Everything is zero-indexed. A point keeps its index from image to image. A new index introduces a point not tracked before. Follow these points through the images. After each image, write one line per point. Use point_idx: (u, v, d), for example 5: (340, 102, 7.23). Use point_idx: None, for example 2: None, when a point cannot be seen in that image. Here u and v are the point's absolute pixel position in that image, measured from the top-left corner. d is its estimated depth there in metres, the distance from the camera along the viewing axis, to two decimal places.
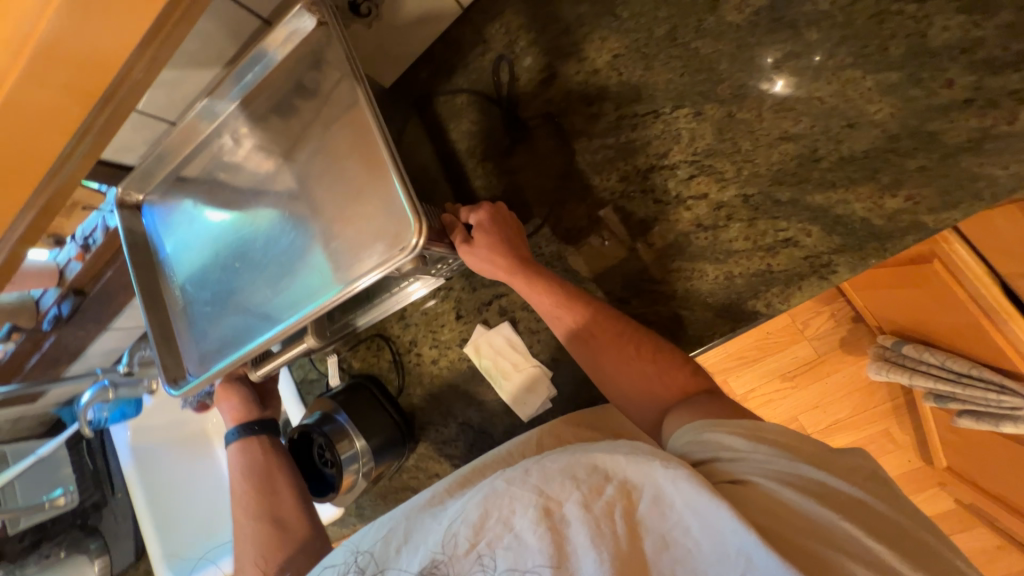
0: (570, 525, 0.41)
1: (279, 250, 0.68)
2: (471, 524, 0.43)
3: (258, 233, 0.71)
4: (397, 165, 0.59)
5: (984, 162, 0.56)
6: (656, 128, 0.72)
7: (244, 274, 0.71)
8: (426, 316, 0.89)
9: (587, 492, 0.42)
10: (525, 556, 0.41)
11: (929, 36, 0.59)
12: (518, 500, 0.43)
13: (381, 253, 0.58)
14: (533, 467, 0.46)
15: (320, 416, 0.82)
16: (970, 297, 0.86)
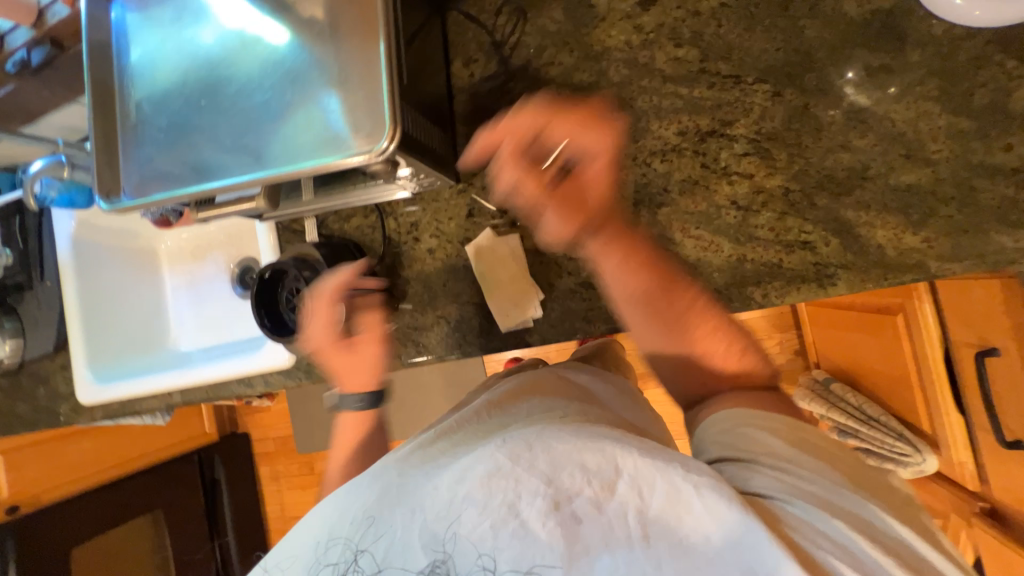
0: (581, 521, 0.44)
1: (251, 101, 0.67)
2: (479, 503, 0.47)
3: (235, 74, 0.69)
4: (392, 69, 0.60)
5: (1002, 230, 0.60)
6: (732, 94, 0.70)
7: (209, 113, 0.69)
8: (435, 204, 0.86)
9: (598, 488, 0.46)
10: (535, 543, 0.44)
11: (1013, 96, 0.60)
12: (526, 488, 0.47)
13: (348, 146, 0.60)
14: (542, 452, 0.49)
15: (298, 259, 0.80)
16: (913, 352, 0.96)
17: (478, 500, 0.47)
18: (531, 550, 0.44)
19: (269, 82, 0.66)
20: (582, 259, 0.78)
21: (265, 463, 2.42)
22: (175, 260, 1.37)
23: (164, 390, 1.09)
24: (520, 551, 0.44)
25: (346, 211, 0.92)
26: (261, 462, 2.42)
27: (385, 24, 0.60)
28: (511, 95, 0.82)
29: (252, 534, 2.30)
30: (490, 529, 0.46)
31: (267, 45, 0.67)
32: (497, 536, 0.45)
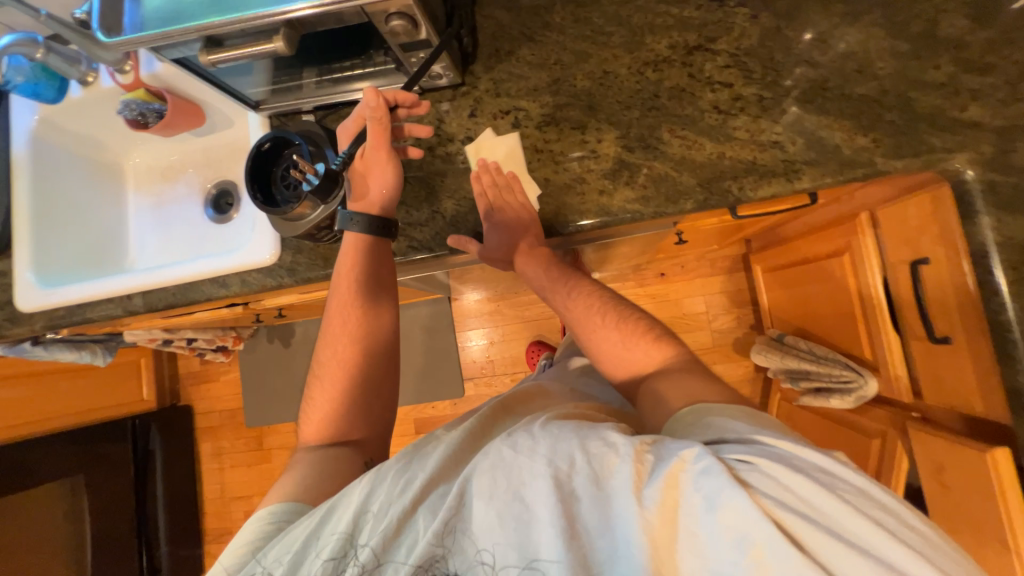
0: (580, 499, 0.49)
1: None
2: (485, 490, 0.51)
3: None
4: None
5: (933, 133, 0.72)
6: (716, 15, 0.80)
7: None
8: (438, 105, 0.89)
9: (595, 471, 0.50)
10: (537, 523, 0.49)
11: (939, 26, 0.73)
12: (529, 472, 0.51)
13: None
14: (542, 442, 0.53)
15: (301, 133, 0.80)
16: (856, 286, 1.07)
17: (485, 490, 0.51)
18: (536, 534, 0.49)
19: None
20: (577, 158, 0.83)
21: (208, 438, 2.23)
22: (144, 180, 1.30)
23: (125, 292, 1.01)
24: (528, 536, 0.49)
25: (347, 108, 0.93)
26: (204, 437, 2.24)
27: None
28: (518, 9, 0.88)
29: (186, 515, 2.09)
30: (501, 517, 0.50)
31: None
32: (506, 523, 0.50)
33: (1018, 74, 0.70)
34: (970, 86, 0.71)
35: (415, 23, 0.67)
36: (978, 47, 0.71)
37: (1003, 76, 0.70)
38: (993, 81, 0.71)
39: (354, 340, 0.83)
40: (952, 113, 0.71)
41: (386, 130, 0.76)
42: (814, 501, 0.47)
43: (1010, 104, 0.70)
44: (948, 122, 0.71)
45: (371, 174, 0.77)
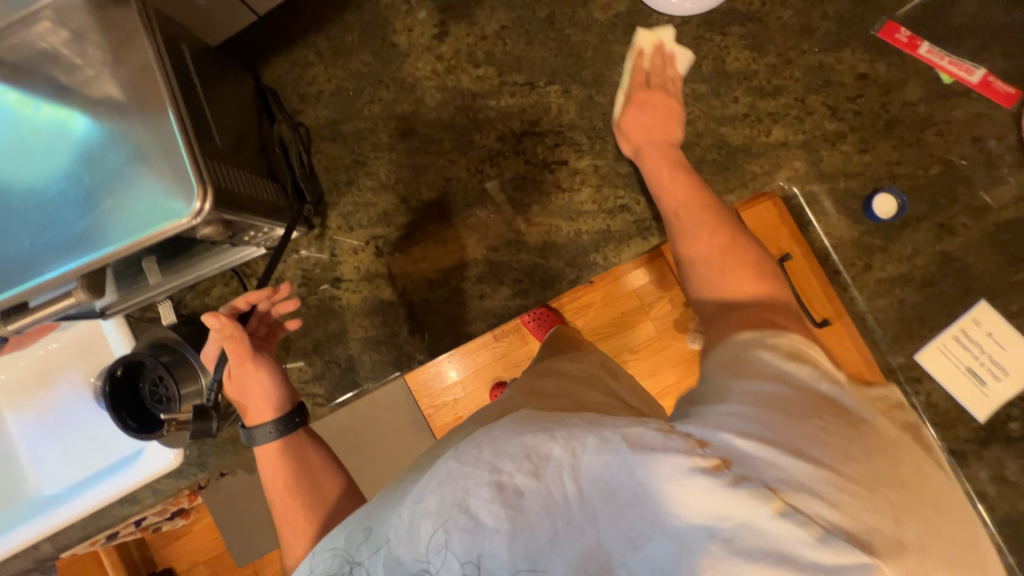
0: (524, 495, 0.40)
1: (37, 196, 0.60)
2: (432, 514, 0.42)
3: (14, 170, 0.61)
4: (188, 138, 0.59)
5: (751, 161, 0.77)
6: (531, 98, 0.81)
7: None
8: (297, 255, 0.86)
9: (535, 461, 0.41)
10: (482, 537, 0.40)
11: (727, 62, 0.77)
12: (470, 480, 0.42)
13: (156, 216, 0.58)
14: (484, 441, 0.43)
15: (154, 346, 0.76)
16: None
17: (434, 509, 0.42)
18: (482, 545, 0.40)
19: (56, 162, 0.60)
20: (449, 270, 0.83)
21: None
22: (20, 398, 1.17)
23: (27, 544, 0.92)
24: (472, 549, 0.40)
25: (203, 284, 0.88)
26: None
27: (168, 96, 0.59)
28: (342, 137, 0.86)
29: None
30: (445, 533, 0.41)
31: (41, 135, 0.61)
32: (451, 537, 0.41)
33: (804, 89, 0.76)
34: (769, 111, 0.76)
35: (227, 221, 0.64)
36: (764, 74, 0.77)
37: (792, 93, 0.76)
38: (785, 101, 0.76)
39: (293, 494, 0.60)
40: (761, 139, 0.76)
41: (245, 340, 0.65)
42: (778, 420, 0.40)
43: (805, 118, 0.76)
44: (761, 148, 0.76)
45: (249, 387, 0.66)
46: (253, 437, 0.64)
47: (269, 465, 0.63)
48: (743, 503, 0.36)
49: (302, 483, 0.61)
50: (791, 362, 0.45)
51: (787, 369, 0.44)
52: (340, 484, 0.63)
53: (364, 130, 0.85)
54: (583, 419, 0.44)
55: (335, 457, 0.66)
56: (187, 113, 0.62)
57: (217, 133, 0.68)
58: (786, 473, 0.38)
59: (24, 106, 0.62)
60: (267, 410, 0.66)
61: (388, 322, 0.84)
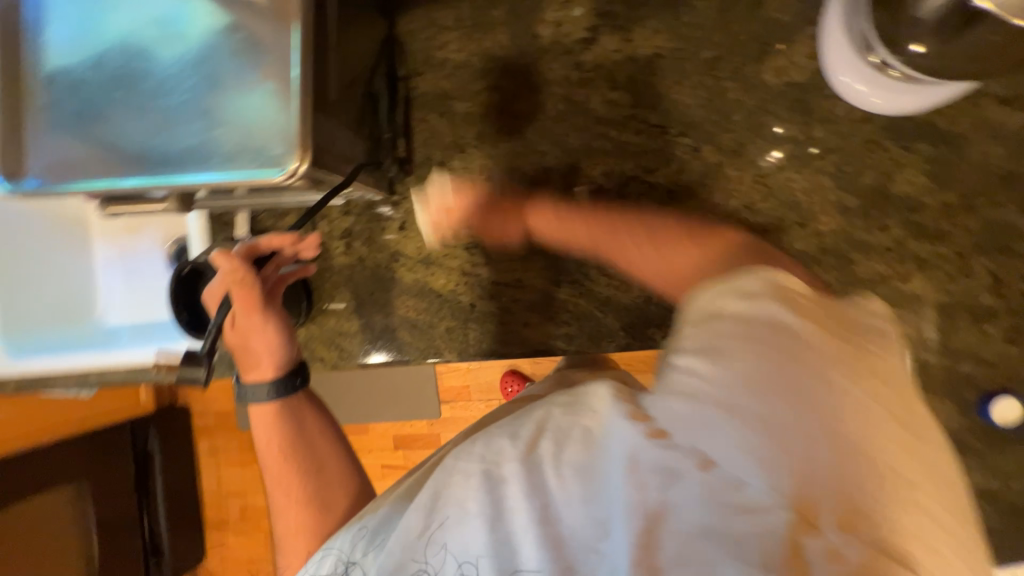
0: (507, 484, 0.43)
1: (170, 100, 0.63)
2: (426, 506, 0.47)
3: (159, 68, 0.64)
4: (305, 94, 0.58)
5: (871, 301, 0.67)
6: (656, 143, 0.74)
7: (120, 103, 0.64)
8: (369, 213, 0.86)
9: (524, 448, 0.44)
10: (471, 527, 0.43)
11: (893, 182, 0.66)
12: (464, 473, 0.46)
13: (260, 162, 0.60)
14: (480, 438, 0.48)
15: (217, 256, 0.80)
16: None
17: (427, 507, 0.47)
18: (469, 532, 0.43)
19: (192, 72, 0.63)
20: (505, 285, 0.81)
21: (202, 436, 1.85)
22: (108, 230, 1.17)
23: (89, 367, 1.07)
24: (468, 534, 0.43)
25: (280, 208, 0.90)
26: (199, 434, 1.85)
27: (304, 44, 0.58)
28: (451, 112, 0.83)
29: (185, 506, 1.81)
30: (441, 529, 0.45)
31: (190, 40, 0.63)
32: (447, 530, 0.45)
33: (971, 246, 0.64)
34: (919, 254, 0.65)
35: (318, 182, 0.65)
36: (933, 211, 0.65)
37: (955, 245, 0.64)
38: (942, 250, 0.65)
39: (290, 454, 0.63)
40: (894, 281, 0.66)
41: (254, 289, 0.64)
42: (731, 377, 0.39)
43: (956, 278, 0.64)
44: (888, 292, 0.66)
45: (252, 337, 0.64)
46: (247, 392, 0.64)
47: (263, 425, 0.64)
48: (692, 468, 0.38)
49: (302, 454, 0.63)
50: (747, 305, 0.42)
51: (744, 316, 0.41)
52: (342, 464, 0.64)
53: (476, 114, 0.81)
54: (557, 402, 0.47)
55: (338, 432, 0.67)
56: (316, 65, 0.61)
57: (337, 85, 0.67)
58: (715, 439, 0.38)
59: (182, 6, 0.63)
60: (268, 365, 0.64)
61: (430, 311, 0.84)
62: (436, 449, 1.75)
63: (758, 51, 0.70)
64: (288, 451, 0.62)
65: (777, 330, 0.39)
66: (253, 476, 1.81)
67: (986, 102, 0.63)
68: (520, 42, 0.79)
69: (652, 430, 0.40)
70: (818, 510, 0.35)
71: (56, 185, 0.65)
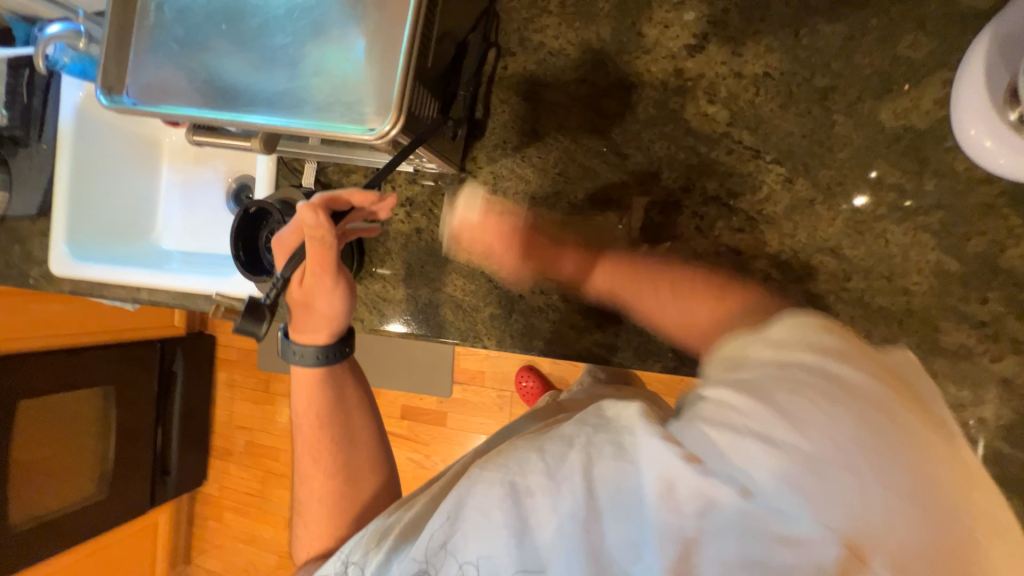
0: (534, 498, 0.40)
1: (272, 41, 0.63)
2: (448, 512, 0.44)
3: (266, 7, 0.64)
4: (408, 55, 0.57)
5: (949, 374, 0.62)
6: (747, 167, 0.70)
7: (225, 37, 0.65)
8: (435, 186, 0.85)
9: (552, 463, 0.42)
10: (491, 540, 0.40)
11: (1004, 253, 0.61)
12: (488, 483, 0.43)
13: (350, 118, 0.59)
14: (504, 450, 0.46)
15: (283, 202, 0.81)
16: None
17: (449, 511, 0.44)
18: (492, 544, 0.40)
19: (298, 17, 0.63)
20: (558, 283, 0.79)
21: (224, 369, 1.91)
22: (178, 158, 1.21)
23: (139, 283, 1.09)
24: (483, 547, 0.40)
25: (348, 165, 0.91)
26: (221, 366, 1.91)
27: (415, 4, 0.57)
28: (536, 99, 0.80)
29: (198, 431, 1.88)
30: (460, 539, 0.42)
31: None
32: (465, 536, 0.42)
33: None
34: (1014, 336, 0.60)
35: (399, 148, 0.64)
36: None
37: None
38: None
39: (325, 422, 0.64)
40: (980, 358, 0.61)
41: (331, 248, 0.62)
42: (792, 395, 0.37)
43: None
44: (970, 368, 0.62)
45: (316, 298, 0.64)
46: (296, 353, 0.65)
47: (306, 388, 0.65)
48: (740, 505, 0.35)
49: (334, 421, 0.64)
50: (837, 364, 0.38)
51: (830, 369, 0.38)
52: (368, 432, 0.65)
53: (561, 105, 0.79)
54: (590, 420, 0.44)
55: (371, 404, 0.68)
56: (422, 29, 0.60)
57: (435, 52, 0.65)
58: (782, 476, 0.34)
59: None
60: (324, 329, 0.65)
61: (478, 295, 0.83)
62: (443, 427, 1.77)
63: (879, 88, 0.65)
64: (323, 419, 0.64)
65: (817, 382, 0.37)
66: (265, 417, 1.87)
67: None
68: (623, 38, 0.76)
69: (687, 454, 0.38)
70: (871, 548, 0.33)
71: (150, 106, 0.67)
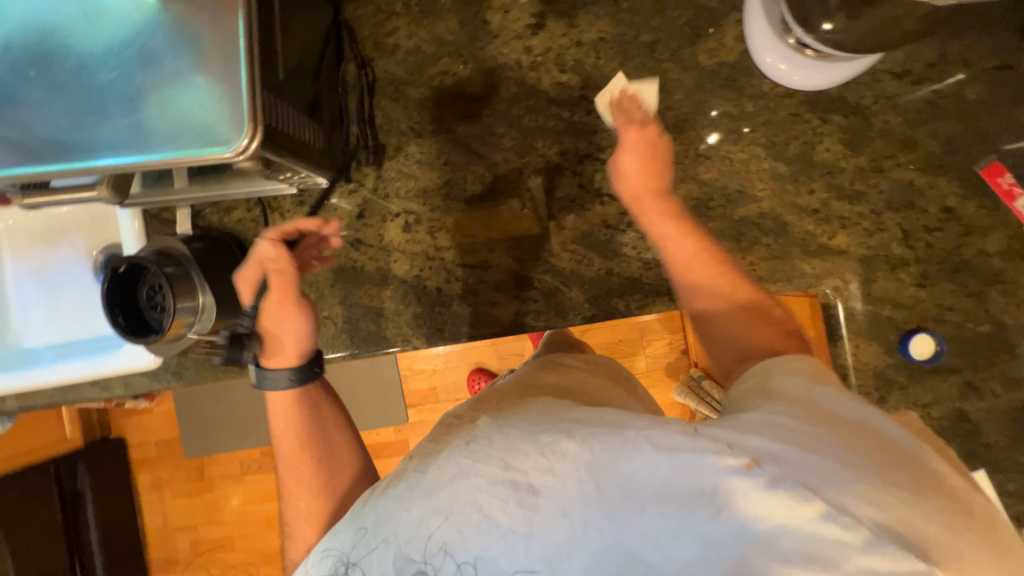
0: (538, 493, 0.43)
1: (96, 79, 0.58)
2: (439, 506, 0.44)
3: (79, 46, 0.59)
4: (252, 66, 0.56)
5: (804, 258, 0.74)
6: (607, 122, 0.77)
7: (37, 85, 0.59)
8: (325, 203, 0.84)
9: (551, 457, 0.44)
10: (498, 534, 0.42)
11: (815, 150, 0.73)
12: (483, 477, 0.44)
13: (205, 142, 0.57)
14: (497, 437, 0.47)
15: (161, 255, 0.75)
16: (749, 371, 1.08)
17: (442, 505, 0.44)
18: (496, 541, 0.42)
19: (117, 50, 0.58)
20: (469, 267, 0.81)
21: (143, 468, 1.68)
22: (20, 241, 1.05)
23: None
24: (485, 544, 0.42)
25: (226, 203, 0.85)
26: (139, 467, 1.68)
27: (245, 15, 0.56)
28: (407, 99, 0.82)
29: (128, 548, 1.63)
30: (458, 532, 0.43)
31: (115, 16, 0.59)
32: (465, 534, 0.43)
33: (883, 204, 0.72)
34: (841, 214, 0.73)
35: (269, 164, 0.63)
36: (849, 174, 0.73)
37: (870, 204, 0.72)
38: (860, 209, 0.72)
39: (302, 449, 0.62)
40: (822, 240, 0.73)
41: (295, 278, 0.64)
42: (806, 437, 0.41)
43: (873, 233, 0.72)
44: (819, 249, 0.73)
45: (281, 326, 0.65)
46: (265, 378, 0.64)
47: (283, 413, 0.64)
48: (784, 505, 0.37)
49: (318, 447, 0.62)
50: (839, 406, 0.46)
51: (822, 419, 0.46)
52: (351, 451, 0.64)
53: (430, 99, 0.82)
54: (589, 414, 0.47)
55: (353, 431, 0.66)
56: (262, 41, 0.59)
57: (286, 65, 0.65)
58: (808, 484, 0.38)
59: None
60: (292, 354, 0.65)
61: (396, 298, 0.82)
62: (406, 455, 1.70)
63: (692, 35, 0.76)
64: (297, 445, 0.62)
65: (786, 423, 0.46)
66: (205, 506, 1.67)
67: (885, 77, 0.72)
68: (472, 27, 0.80)
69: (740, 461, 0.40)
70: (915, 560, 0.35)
71: None
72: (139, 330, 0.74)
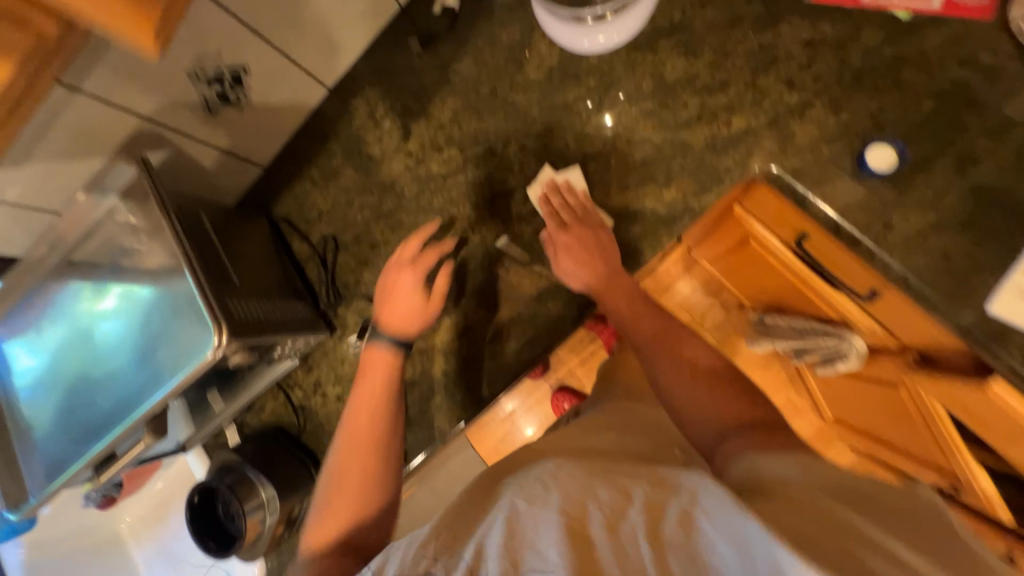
0: (592, 545, 0.40)
1: (116, 362, 0.74)
2: (484, 555, 0.42)
3: (99, 347, 0.76)
4: (201, 284, 0.69)
5: (719, 156, 0.75)
6: (493, 164, 0.87)
7: (84, 390, 0.76)
8: (330, 356, 0.95)
9: (611, 512, 0.42)
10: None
11: (664, 74, 0.79)
12: (541, 522, 0.42)
13: (195, 358, 0.68)
14: (552, 484, 0.46)
15: (220, 469, 0.86)
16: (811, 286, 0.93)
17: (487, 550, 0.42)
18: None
19: (117, 337, 0.74)
20: (458, 338, 0.86)
21: None
22: (138, 535, 1.20)
23: None
24: None
25: (257, 402, 0.97)
26: None
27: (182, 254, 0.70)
28: (345, 245, 0.96)
29: None
30: None
31: (113, 314, 0.76)
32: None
33: (752, 73, 0.74)
34: (723, 104, 0.75)
35: (252, 348, 0.73)
36: (705, 72, 0.77)
37: (741, 81, 0.75)
38: (736, 91, 0.75)
39: (355, 486, 0.64)
40: (722, 132, 0.75)
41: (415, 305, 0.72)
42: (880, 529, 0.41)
43: (761, 100, 0.74)
44: (725, 141, 0.75)
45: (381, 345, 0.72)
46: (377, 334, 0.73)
47: (369, 386, 0.70)
48: None
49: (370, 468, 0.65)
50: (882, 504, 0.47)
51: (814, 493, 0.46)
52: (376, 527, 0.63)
53: (362, 233, 0.95)
54: (646, 480, 0.46)
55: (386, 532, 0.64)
56: (209, 264, 0.74)
57: (237, 271, 0.79)
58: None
59: (101, 294, 0.78)
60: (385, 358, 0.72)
61: (416, 399, 0.88)
62: None
63: (516, 65, 0.88)
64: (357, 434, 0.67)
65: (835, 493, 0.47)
66: None
67: None
68: (365, 165, 0.96)
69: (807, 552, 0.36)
70: None
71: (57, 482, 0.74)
72: (228, 543, 0.84)
